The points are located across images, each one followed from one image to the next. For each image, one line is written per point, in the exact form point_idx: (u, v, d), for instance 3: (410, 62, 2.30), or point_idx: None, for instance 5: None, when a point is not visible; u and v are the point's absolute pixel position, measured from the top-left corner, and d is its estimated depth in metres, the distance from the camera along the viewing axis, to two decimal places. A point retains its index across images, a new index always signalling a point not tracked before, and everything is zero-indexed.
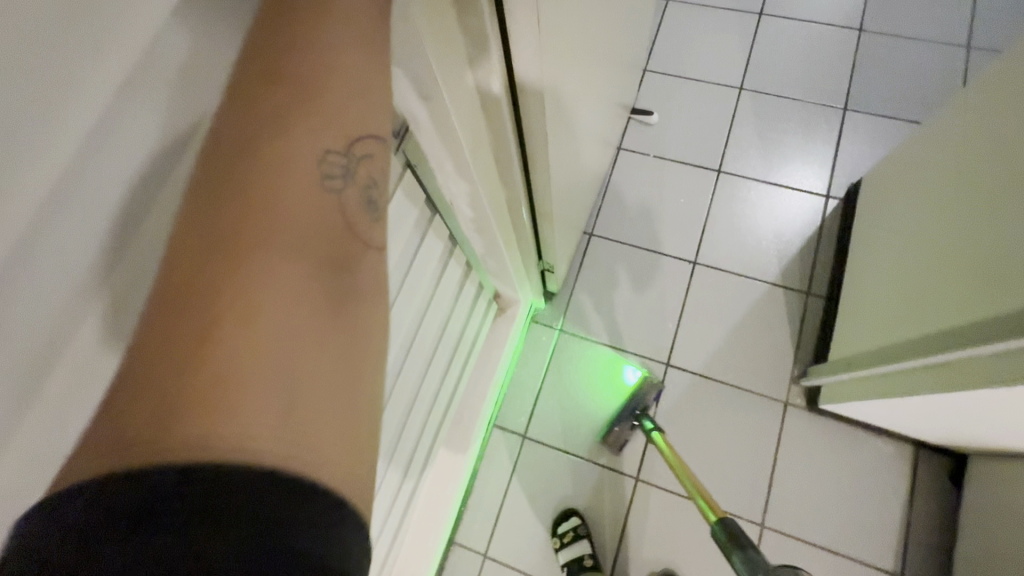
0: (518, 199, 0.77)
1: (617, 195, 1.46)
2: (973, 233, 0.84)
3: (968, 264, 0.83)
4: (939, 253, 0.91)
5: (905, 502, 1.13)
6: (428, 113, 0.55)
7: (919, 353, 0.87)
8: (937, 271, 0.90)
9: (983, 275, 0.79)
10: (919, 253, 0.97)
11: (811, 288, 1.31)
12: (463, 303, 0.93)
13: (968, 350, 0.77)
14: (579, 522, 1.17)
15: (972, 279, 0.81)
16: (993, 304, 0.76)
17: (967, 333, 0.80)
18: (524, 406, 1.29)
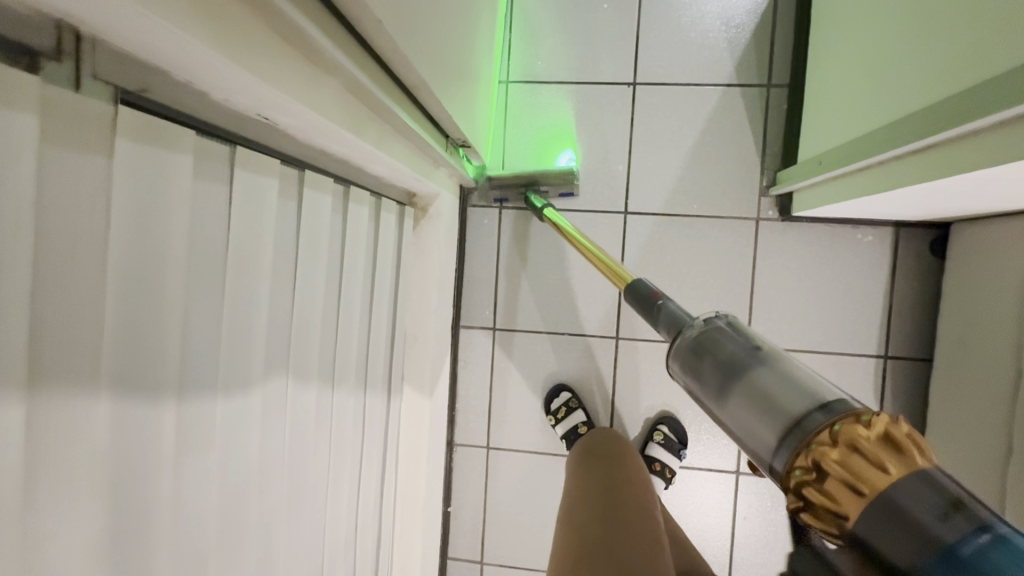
0: (370, 84, 0.55)
1: (525, 22, 1.16)
2: None
3: (959, 14, 0.63)
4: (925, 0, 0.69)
5: (890, 285, 1.09)
6: (149, 51, 0.33)
7: (883, 146, 0.76)
8: (921, 28, 0.70)
9: (944, 46, 0.65)
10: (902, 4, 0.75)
11: (771, 77, 1.11)
12: (367, 229, 0.76)
13: (929, 138, 0.67)
14: (570, 396, 1.15)
15: (965, 33, 0.62)
16: (955, 83, 0.63)
17: (923, 116, 0.68)
18: (484, 300, 1.19)
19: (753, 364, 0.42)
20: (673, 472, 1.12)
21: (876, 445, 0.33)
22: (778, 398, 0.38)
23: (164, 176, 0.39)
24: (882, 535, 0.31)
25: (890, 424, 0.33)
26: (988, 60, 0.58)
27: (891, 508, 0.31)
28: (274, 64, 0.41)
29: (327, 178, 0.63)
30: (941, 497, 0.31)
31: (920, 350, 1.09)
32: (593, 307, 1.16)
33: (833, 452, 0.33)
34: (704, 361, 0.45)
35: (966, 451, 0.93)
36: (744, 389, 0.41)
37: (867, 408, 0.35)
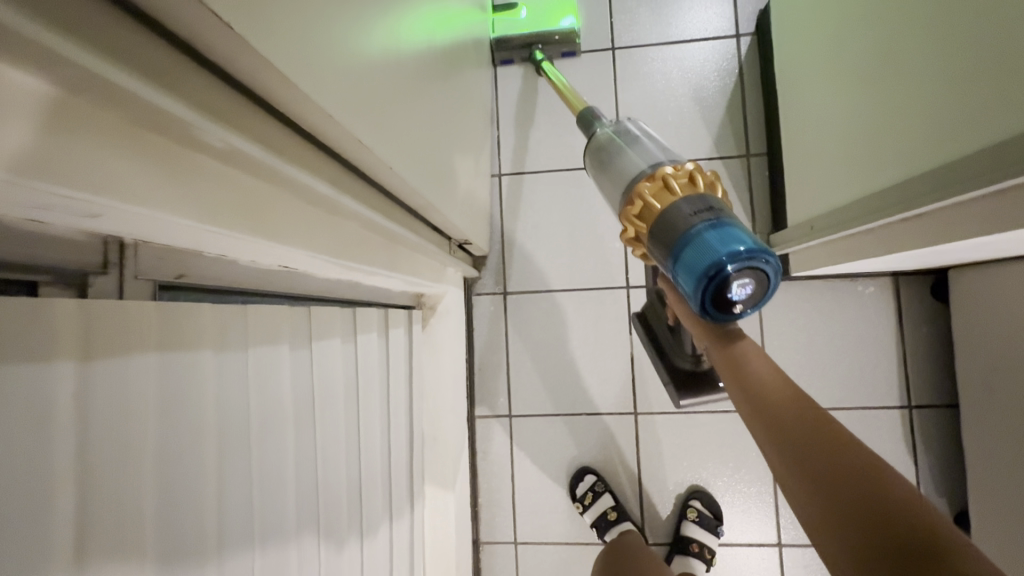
0: (382, 220, 0.58)
1: (511, 117, 1.23)
2: (893, 77, 0.73)
3: (923, 94, 0.67)
4: (888, 77, 0.74)
5: (899, 332, 1.10)
6: (193, 246, 0.36)
7: (867, 214, 0.80)
8: (890, 104, 0.74)
9: (912, 126, 0.70)
10: (867, 79, 0.80)
11: (749, 147, 1.17)
12: (379, 343, 0.76)
13: (908, 211, 0.71)
14: (594, 479, 1.12)
15: (932, 111, 0.66)
16: (926, 161, 0.68)
17: (901, 189, 0.72)
18: (498, 387, 1.18)
19: (613, 156, 0.55)
20: (713, 552, 1.05)
21: (657, 193, 0.48)
22: (619, 177, 0.53)
23: (198, 349, 0.39)
24: (654, 241, 0.47)
25: (675, 174, 0.48)
26: (956, 140, 0.62)
27: (656, 233, 0.47)
28: (288, 225, 0.43)
29: (336, 310, 0.64)
30: (686, 212, 0.45)
31: (943, 397, 1.08)
32: (608, 383, 1.15)
33: (632, 210, 0.49)
34: (597, 151, 0.58)
35: (1015, 503, 0.89)
36: (615, 166, 0.54)
37: (678, 164, 0.49)
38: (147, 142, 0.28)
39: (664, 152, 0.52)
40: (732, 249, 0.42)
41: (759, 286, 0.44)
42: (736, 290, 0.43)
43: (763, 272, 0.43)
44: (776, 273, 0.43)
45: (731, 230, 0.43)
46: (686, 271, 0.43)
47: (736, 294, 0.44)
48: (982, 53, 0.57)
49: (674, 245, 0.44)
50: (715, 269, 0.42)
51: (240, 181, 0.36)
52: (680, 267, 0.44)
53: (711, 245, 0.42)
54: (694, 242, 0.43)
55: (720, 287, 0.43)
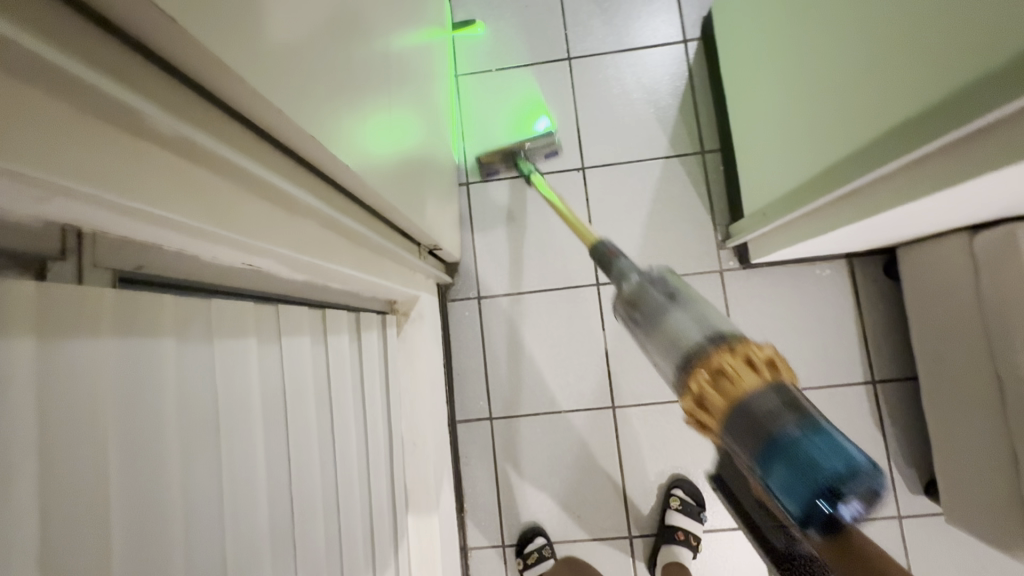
0: (343, 218, 0.60)
1: (475, 129, 1.28)
2: (824, 64, 0.78)
3: (852, 79, 0.72)
4: (820, 67, 0.79)
5: (857, 312, 1.14)
6: (155, 235, 0.38)
7: (813, 194, 0.85)
8: (824, 91, 0.79)
9: (843, 109, 0.75)
10: (803, 71, 0.85)
11: (704, 144, 1.23)
12: (350, 347, 0.78)
13: (847, 186, 0.76)
14: (544, 541, 1.13)
15: (861, 93, 0.71)
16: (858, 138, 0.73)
17: (841, 169, 0.77)
18: (477, 391, 1.20)
19: (662, 307, 0.57)
20: (698, 539, 1.07)
21: (736, 367, 0.48)
22: (674, 332, 0.54)
23: (157, 338, 0.40)
24: (731, 429, 0.48)
25: (753, 350, 0.49)
26: (882, 116, 0.67)
27: (739, 416, 0.47)
28: (247, 218, 0.44)
29: (302, 311, 0.65)
30: (772, 401, 0.46)
31: (903, 371, 1.12)
32: (585, 380, 1.18)
33: (705, 379, 0.49)
34: (636, 310, 0.60)
35: (975, 464, 0.93)
36: (659, 331, 0.55)
37: (732, 340, 0.51)
38: (109, 131, 0.30)
39: (711, 315, 0.55)
40: (840, 467, 0.42)
41: (873, 508, 0.43)
42: (850, 509, 0.42)
43: (872, 492, 0.42)
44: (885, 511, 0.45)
45: (827, 440, 0.44)
46: (781, 469, 0.44)
47: (846, 512, 0.42)
48: (897, 37, 0.62)
49: (767, 445, 0.45)
50: (823, 483, 0.42)
51: (198, 170, 0.38)
52: (778, 489, 0.45)
53: (812, 463, 0.43)
54: (793, 452, 0.44)
55: (825, 513, 0.43)
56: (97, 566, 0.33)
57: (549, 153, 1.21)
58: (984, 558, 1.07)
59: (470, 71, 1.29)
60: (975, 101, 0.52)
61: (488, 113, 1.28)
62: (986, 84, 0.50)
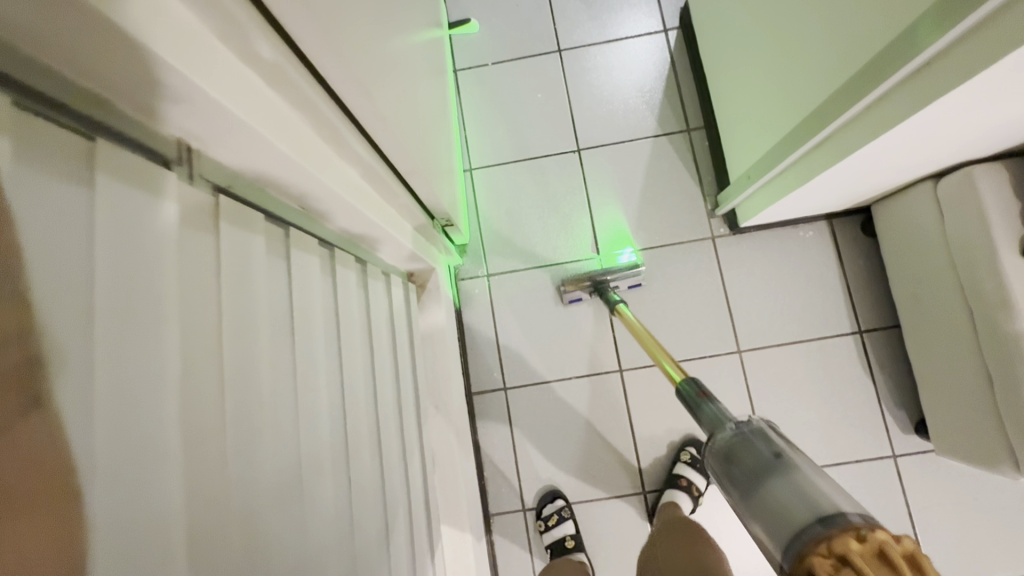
0: (377, 169, 0.67)
1: (474, 120, 1.36)
2: (787, 32, 0.88)
3: (815, 41, 0.81)
4: (786, 34, 0.89)
5: (841, 268, 1.23)
6: (245, 158, 0.45)
7: (786, 151, 0.94)
8: (790, 56, 0.89)
9: (808, 69, 0.85)
10: (771, 40, 0.95)
11: (689, 122, 1.32)
12: (381, 304, 0.84)
13: (815, 138, 0.85)
14: (562, 503, 1.18)
15: (822, 52, 0.80)
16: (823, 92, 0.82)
17: (808, 123, 0.87)
18: (490, 363, 1.26)
19: (771, 472, 0.53)
20: (702, 491, 1.15)
21: (869, 557, 0.40)
22: (789, 507, 0.48)
23: (249, 248, 0.46)
24: None
25: (890, 542, 0.41)
26: (840, 70, 0.77)
27: None
28: (310, 148, 0.51)
29: (346, 258, 0.71)
30: None
31: (887, 320, 1.21)
32: (593, 346, 1.25)
33: (824, 560, 0.42)
34: (733, 467, 0.57)
35: (957, 391, 1.01)
36: (761, 503, 0.51)
37: (849, 526, 0.44)
38: (229, 58, 0.37)
39: (829, 492, 0.48)
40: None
41: None
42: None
43: None
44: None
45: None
46: None
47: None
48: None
49: None
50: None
51: (278, 101, 0.45)
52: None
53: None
54: None
55: None
56: (222, 424, 0.39)
57: (632, 283, 1.22)
58: (975, 489, 1.14)
59: (467, 65, 1.38)
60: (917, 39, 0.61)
61: (507, 204, 1.31)
62: (923, 23, 0.59)
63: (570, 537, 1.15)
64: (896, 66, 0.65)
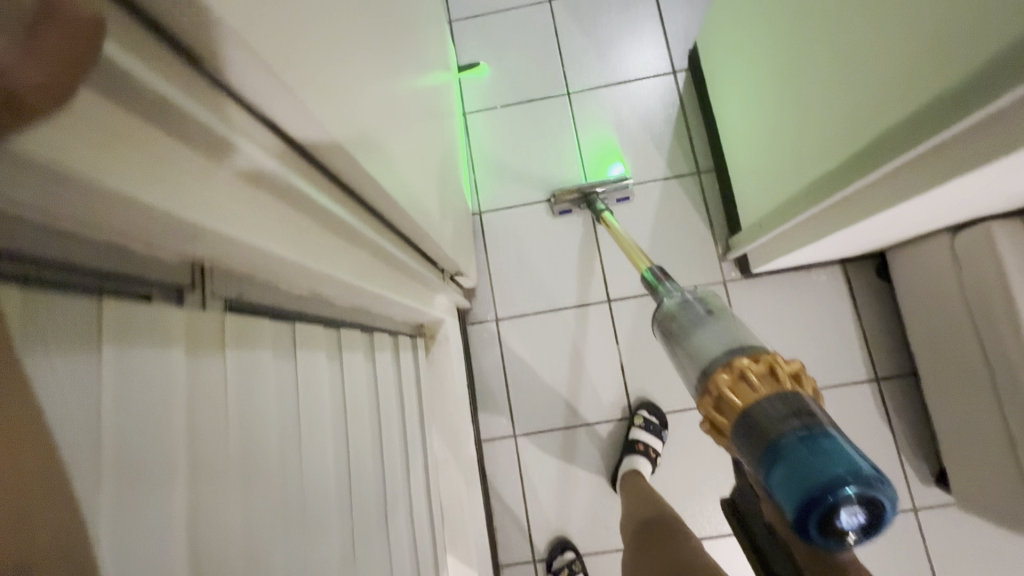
0: (387, 246, 0.67)
1: (483, 162, 1.36)
2: (802, 91, 0.87)
3: (830, 102, 0.80)
4: (800, 92, 0.88)
5: (855, 313, 1.21)
6: (255, 270, 0.44)
7: (800, 207, 0.93)
8: (804, 114, 0.88)
9: (823, 130, 0.84)
10: (784, 96, 0.94)
11: (699, 165, 1.32)
12: (390, 368, 0.83)
13: (829, 200, 0.84)
14: (573, 555, 1.16)
15: (838, 116, 0.79)
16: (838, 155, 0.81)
17: (824, 184, 0.85)
18: (499, 409, 1.25)
19: (692, 327, 0.54)
20: (657, 453, 1.15)
21: (762, 374, 0.44)
22: (704, 347, 0.50)
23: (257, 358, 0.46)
24: (739, 439, 0.43)
25: (779, 361, 0.44)
26: (855, 137, 0.76)
27: (747, 420, 0.42)
28: (316, 245, 0.51)
29: (355, 331, 0.71)
30: (785, 405, 0.41)
31: (904, 367, 1.18)
32: (603, 392, 1.24)
33: (725, 377, 0.45)
34: (669, 327, 0.57)
35: (980, 448, 0.98)
36: (687, 351, 0.52)
37: (752, 352, 0.46)
38: (241, 188, 0.37)
39: (743, 334, 0.50)
40: (835, 471, 0.36)
41: (875, 524, 0.37)
42: (848, 520, 0.36)
43: (869, 500, 0.36)
44: (896, 502, 0.37)
45: (827, 443, 0.38)
46: (783, 474, 0.38)
47: (845, 522, 0.37)
48: (862, 69, 0.71)
49: (765, 449, 0.40)
50: (819, 488, 0.36)
51: (289, 213, 0.45)
52: (777, 486, 0.39)
53: (806, 468, 0.37)
54: (785, 458, 0.38)
55: (825, 517, 0.36)
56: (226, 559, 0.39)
57: (622, 198, 1.30)
58: (1000, 544, 1.11)
59: (476, 108, 1.38)
60: (938, 118, 0.60)
61: (529, 119, 1.37)
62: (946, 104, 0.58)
63: None
64: (914, 142, 0.63)
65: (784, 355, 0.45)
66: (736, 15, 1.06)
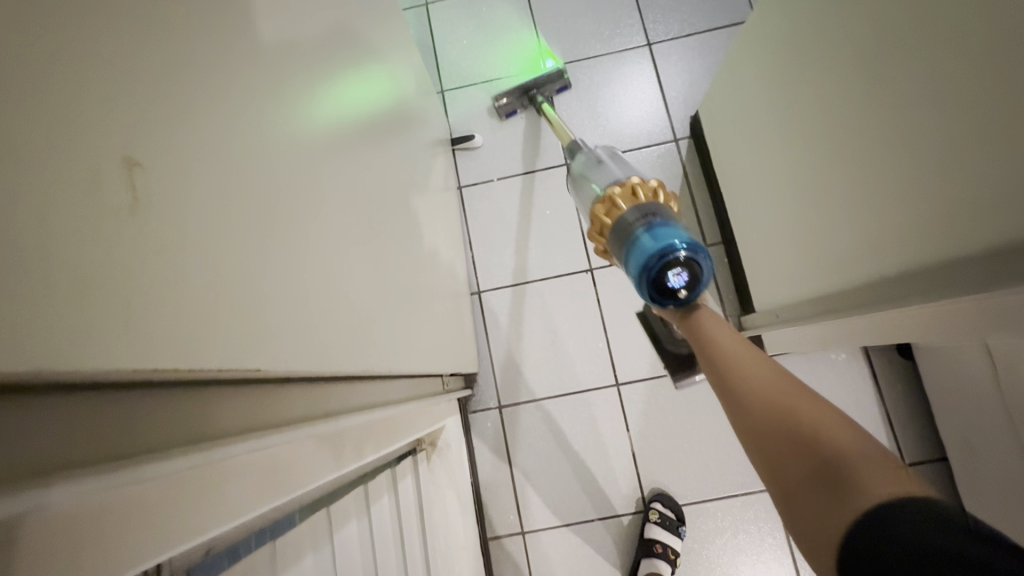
0: (382, 411, 0.61)
1: (480, 237, 1.31)
2: (826, 193, 0.81)
3: (858, 211, 0.75)
4: (821, 193, 0.82)
5: (877, 393, 1.15)
6: None
7: (827, 310, 0.87)
8: (827, 217, 0.82)
9: (852, 239, 0.78)
10: (800, 190, 0.89)
11: (706, 236, 1.26)
12: (387, 511, 0.77)
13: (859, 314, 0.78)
14: None
15: (866, 229, 0.74)
16: (869, 268, 0.75)
17: (858, 294, 0.79)
18: (507, 506, 1.17)
19: (585, 175, 0.72)
20: (676, 553, 1.08)
21: (627, 199, 0.60)
22: (585, 189, 0.71)
23: None
24: (611, 246, 0.60)
25: (641, 186, 0.60)
26: (890, 254, 0.70)
27: (616, 231, 0.58)
28: (312, 460, 0.44)
29: (348, 495, 0.65)
30: (648, 213, 0.56)
31: (934, 452, 1.11)
32: (616, 482, 1.17)
33: (603, 209, 0.61)
34: (573, 183, 0.76)
35: None
36: (581, 194, 0.73)
37: (627, 184, 0.61)
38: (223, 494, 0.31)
39: (626, 170, 0.66)
40: (663, 246, 0.52)
41: (698, 280, 0.53)
42: (676, 275, 0.53)
43: (692, 261, 0.53)
44: (710, 267, 0.53)
45: (664, 230, 0.54)
46: (638, 262, 0.54)
47: (676, 282, 0.53)
48: (899, 191, 0.65)
49: (626, 246, 0.56)
50: (653, 260, 0.52)
51: (279, 463, 0.39)
52: (629, 264, 0.55)
53: (650, 249, 0.53)
54: (635, 245, 0.55)
55: (658, 279, 0.53)
56: None
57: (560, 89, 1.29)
58: None
59: (471, 181, 1.34)
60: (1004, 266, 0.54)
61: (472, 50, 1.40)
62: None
63: None
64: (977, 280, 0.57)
65: (642, 176, 0.62)
66: (747, 96, 1.01)
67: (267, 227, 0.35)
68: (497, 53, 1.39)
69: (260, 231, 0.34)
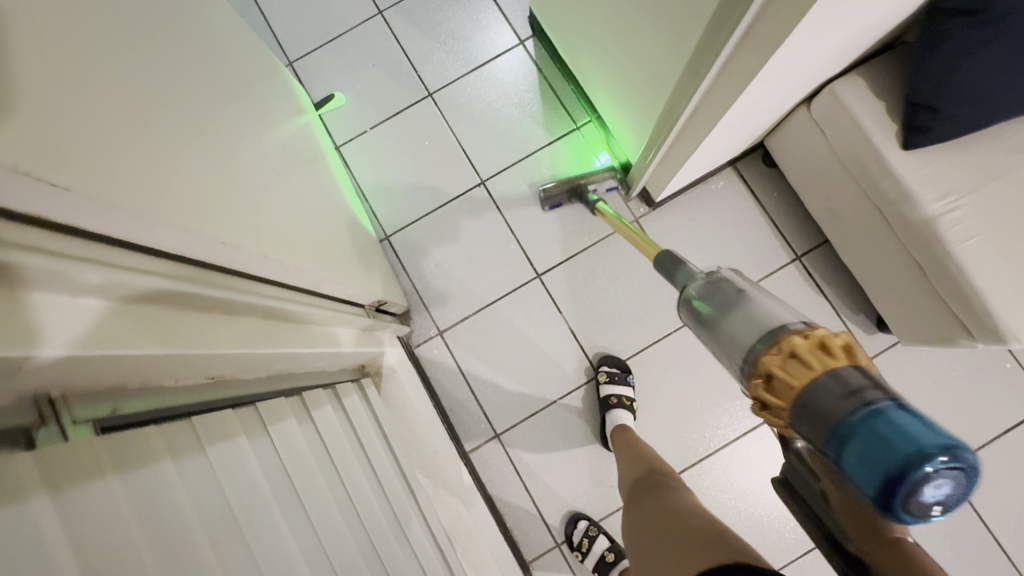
0: (275, 303, 0.65)
1: (372, 186, 1.34)
2: (624, 21, 0.90)
3: (648, 19, 0.83)
4: (622, 24, 0.91)
5: (756, 204, 1.28)
6: (115, 374, 0.41)
7: (667, 126, 0.97)
8: (634, 43, 0.91)
9: (654, 52, 0.87)
10: (610, 31, 0.97)
11: (575, 119, 1.35)
12: (335, 421, 0.81)
13: (689, 108, 0.88)
14: (588, 524, 1.18)
15: (659, 33, 0.83)
16: (674, 69, 0.85)
17: (678, 97, 0.89)
18: (476, 416, 1.24)
19: (701, 299, 0.62)
20: (632, 399, 1.18)
21: (807, 353, 0.48)
22: (714, 324, 0.59)
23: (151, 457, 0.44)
24: (805, 420, 0.45)
25: (828, 338, 0.48)
26: (682, 44, 0.79)
27: (809, 402, 0.45)
28: (172, 325, 0.47)
29: (281, 400, 0.69)
30: (851, 384, 0.44)
31: (818, 238, 1.26)
32: (566, 360, 1.25)
33: (769, 364, 0.50)
34: (698, 314, 0.62)
35: (899, 285, 1.05)
36: (706, 318, 0.60)
37: (800, 333, 0.50)
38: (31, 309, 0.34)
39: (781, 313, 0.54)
40: (909, 449, 0.38)
41: (962, 494, 0.39)
42: (933, 495, 0.38)
43: (958, 473, 0.38)
44: (975, 470, 0.38)
45: (892, 418, 0.41)
46: (852, 452, 0.41)
47: (932, 497, 0.38)
48: None
49: (833, 429, 0.43)
50: (889, 457, 0.39)
51: (125, 307, 0.42)
52: (853, 464, 0.41)
53: (880, 446, 0.39)
54: (853, 429, 0.42)
55: (907, 487, 0.38)
56: None
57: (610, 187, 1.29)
58: (949, 362, 1.20)
59: (347, 138, 1.36)
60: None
61: (351, 55, 1.39)
62: None
63: (609, 551, 1.14)
64: (736, 17, 0.66)
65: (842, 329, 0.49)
66: None
67: (82, 79, 0.38)
68: (331, 10, 1.40)
69: (67, 72, 0.36)
